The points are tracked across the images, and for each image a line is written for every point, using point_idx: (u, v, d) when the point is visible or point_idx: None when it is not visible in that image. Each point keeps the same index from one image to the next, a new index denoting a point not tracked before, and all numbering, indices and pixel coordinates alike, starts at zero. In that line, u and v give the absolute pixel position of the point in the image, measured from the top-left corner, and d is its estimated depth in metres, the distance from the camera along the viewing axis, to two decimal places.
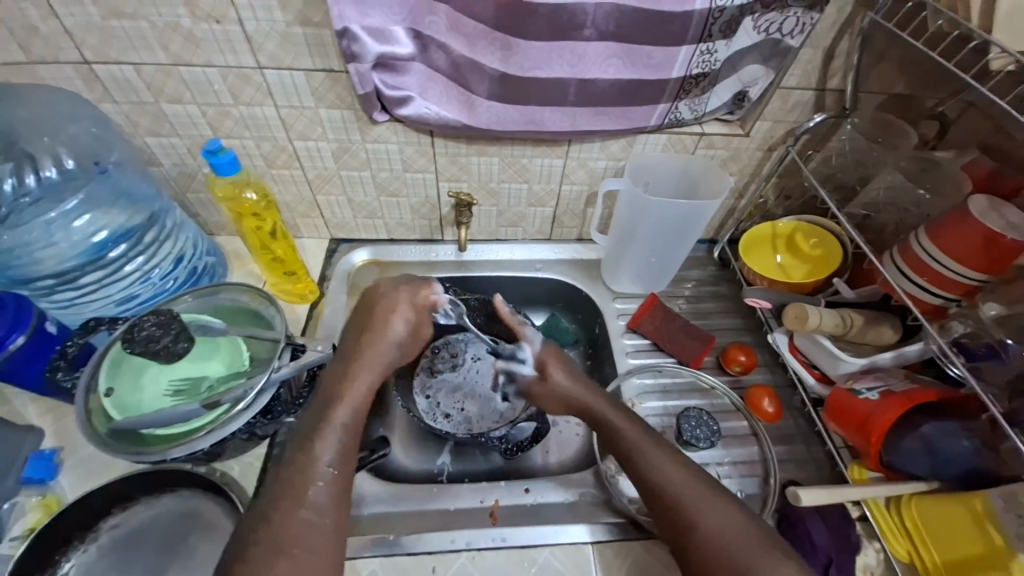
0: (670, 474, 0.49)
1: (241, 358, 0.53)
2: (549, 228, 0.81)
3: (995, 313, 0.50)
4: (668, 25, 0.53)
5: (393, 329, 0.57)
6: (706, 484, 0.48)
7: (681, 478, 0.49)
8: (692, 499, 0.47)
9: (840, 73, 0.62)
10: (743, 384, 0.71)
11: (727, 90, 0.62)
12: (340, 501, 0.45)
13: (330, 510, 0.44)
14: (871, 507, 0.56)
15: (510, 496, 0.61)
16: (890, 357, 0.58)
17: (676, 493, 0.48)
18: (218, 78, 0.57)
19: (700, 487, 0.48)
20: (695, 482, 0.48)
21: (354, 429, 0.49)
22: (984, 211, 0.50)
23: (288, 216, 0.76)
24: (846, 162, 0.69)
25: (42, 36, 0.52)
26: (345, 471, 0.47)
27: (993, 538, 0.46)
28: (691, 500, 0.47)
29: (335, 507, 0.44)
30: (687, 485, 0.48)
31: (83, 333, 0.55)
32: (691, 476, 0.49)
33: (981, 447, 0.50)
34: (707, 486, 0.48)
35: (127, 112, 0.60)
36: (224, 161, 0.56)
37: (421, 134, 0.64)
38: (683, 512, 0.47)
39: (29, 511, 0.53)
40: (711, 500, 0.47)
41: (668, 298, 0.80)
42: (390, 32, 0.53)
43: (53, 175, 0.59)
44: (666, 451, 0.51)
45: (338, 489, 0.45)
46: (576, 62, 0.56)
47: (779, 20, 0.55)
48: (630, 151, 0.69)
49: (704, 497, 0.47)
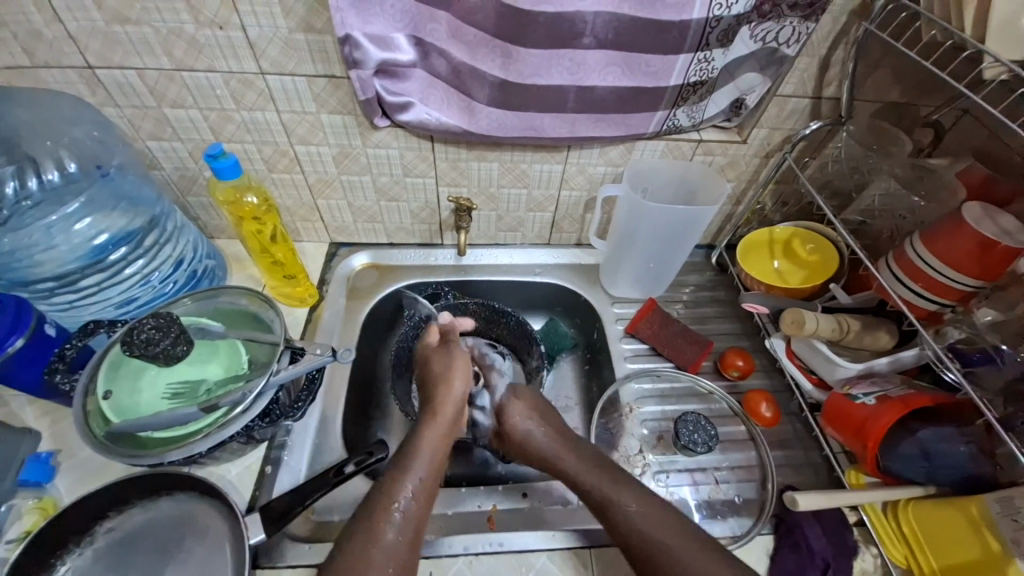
0: (633, 517, 0.49)
1: (240, 361, 0.54)
2: (548, 232, 0.81)
3: (990, 318, 0.50)
4: (667, 34, 0.54)
5: (454, 385, 0.59)
6: (670, 524, 0.48)
7: (642, 520, 0.49)
8: (655, 541, 0.47)
9: (835, 81, 0.63)
10: (740, 389, 0.71)
11: (725, 97, 0.63)
12: (416, 523, 0.47)
13: (407, 531, 0.46)
14: (867, 512, 0.56)
15: (508, 501, 0.61)
16: (886, 363, 0.58)
17: (642, 537, 0.48)
18: (220, 83, 0.57)
19: (660, 525, 0.48)
20: (657, 521, 0.48)
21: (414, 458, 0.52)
22: (978, 218, 0.50)
23: (288, 220, 0.77)
24: (841, 169, 0.69)
25: (46, 41, 0.52)
26: (424, 498, 0.49)
27: (989, 542, 0.46)
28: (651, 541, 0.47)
29: (414, 530, 0.46)
30: (650, 526, 0.48)
31: (82, 335, 0.54)
32: (651, 516, 0.49)
33: (976, 453, 0.50)
34: (671, 527, 0.48)
35: (129, 116, 0.60)
36: (225, 165, 0.56)
37: (421, 140, 0.64)
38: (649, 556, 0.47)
39: (25, 514, 0.53)
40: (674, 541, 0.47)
41: (666, 303, 0.80)
42: (392, 39, 0.53)
43: (55, 178, 0.59)
44: (628, 491, 0.51)
45: (417, 517, 0.47)
46: (576, 70, 0.56)
47: (775, 30, 0.56)
48: (628, 157, 0.69)
49: (664, 539, 0.47)
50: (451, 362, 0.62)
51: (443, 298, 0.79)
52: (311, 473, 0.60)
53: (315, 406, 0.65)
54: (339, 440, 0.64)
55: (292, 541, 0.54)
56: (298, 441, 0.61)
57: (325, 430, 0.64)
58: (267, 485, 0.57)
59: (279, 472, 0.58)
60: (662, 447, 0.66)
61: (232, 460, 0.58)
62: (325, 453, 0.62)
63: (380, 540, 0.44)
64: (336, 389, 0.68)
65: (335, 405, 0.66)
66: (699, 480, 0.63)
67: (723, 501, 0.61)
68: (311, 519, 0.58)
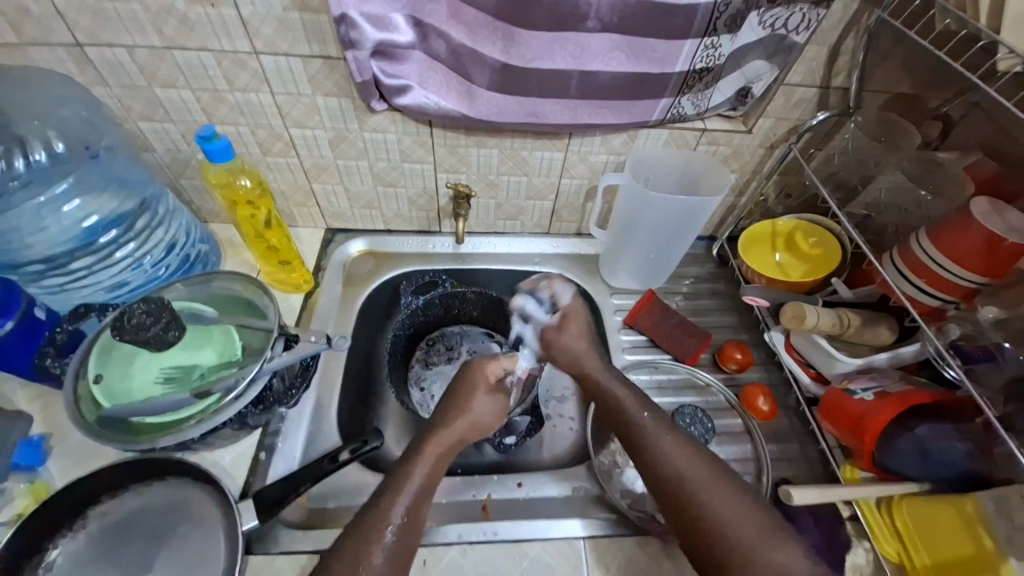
0: (680, 466, 0.49)
1: (234, 346, 0.53)
2: (548, 221, 0.80)
3: (994, 316, 0.50)
4: (673, 19, 0.52)
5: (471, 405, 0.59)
6: (720, 471, 0.49)
7: (691, 467, 0.49)
8: (706, 485, 0.48)
9: (844, 71, 0.61)
10: (738, 383, 0.71)
11: (730, 85, 0.61)
12: (410, 542, 0.47)
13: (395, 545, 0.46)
14: (860, 506, 0.55)
15: (502, 490, 0.61)
16: (885, 358, 0.58)
17: (685, 483, 0.48)
18: (213, 63, 0.56)
19: (713, 475, 0.49)
20: (699, 464, 0.49)
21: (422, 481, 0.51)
22: (986, 214, 0.49)
23: (283, 205, 0.75)
24: (847, 161, 0.69)
25: (33, 17, 0.50)
26: (416, 522, 0.48)
27: (983, 541, 0.47)
28: (698, 486, 0.48)
29: (402, 547, 0.46)
30: (697, 471, 0.49)
31: (73, 320, 0.54)
32: (698, 462, 0.50)
33: (973, 450, 0.50)
34: (720, 474, 0.49)
35: (118, 96, 0.59)
36: (218, 148, 0.55)
37: (420, 124, 0.63)
38: (691, 500, 0.47)
39: (18, 497, 0.53)
40: (722, 486, 0.48)
41: (665, 294, 0.80)
42: (389, 19, 0.51)
43: (43, 159, 0.58)
44: (677, 442, 0.51)
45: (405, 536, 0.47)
46: (579, 54, 0.55)
47: (785, 16, 0.54)
48: (631, 146, 0.68)
49: (716, 481, 0.48)
50: (482, 386, 0.62)
51: (440, 287, 0.77)
52: (305, 461, 0.59)
53: (310, 392, 0.64)
54: (334, 428, 0.63)
55: (285, 528, 0.54)
56: (292, 425, 0.61)
57: (320, 417, 0.63)
58: (260, 473, 0.57)
59: (273, 459, 0.58)
60: None
61: (225, 447, 0.58)
62: (319, 440, 0.62)
63: (369, 549, 0.45)
64: (331, 377, 0.67)
65: (331, 394, 0.66)
66: None
67: None
68: (304, 506, 0.58)
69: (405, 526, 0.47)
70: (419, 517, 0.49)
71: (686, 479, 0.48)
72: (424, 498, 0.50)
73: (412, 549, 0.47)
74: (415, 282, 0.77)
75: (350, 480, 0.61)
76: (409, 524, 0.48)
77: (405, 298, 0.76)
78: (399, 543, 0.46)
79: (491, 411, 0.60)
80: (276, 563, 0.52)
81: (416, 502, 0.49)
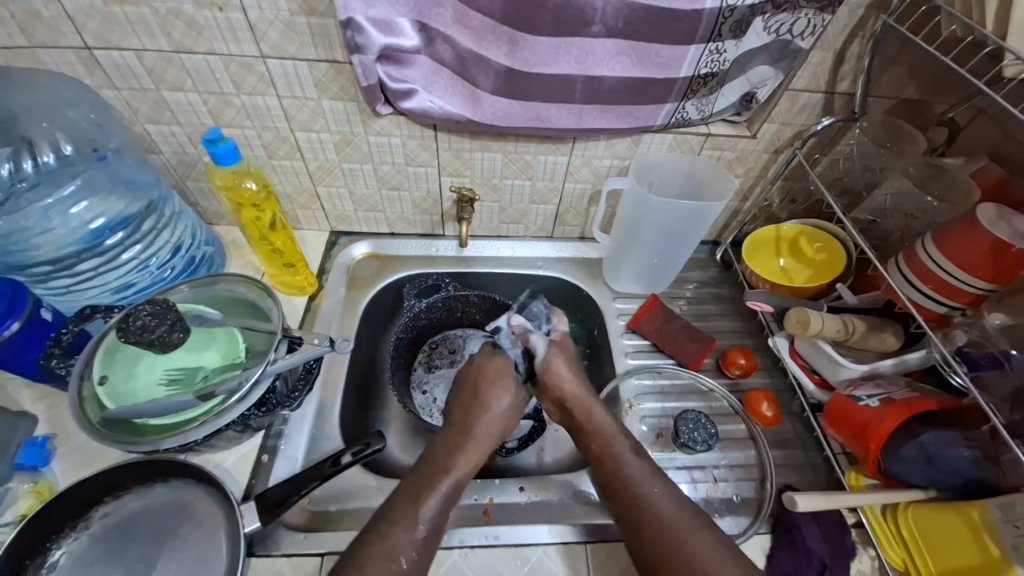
0: (664, 517, 0.48)
1: (237, 349, 0.53)
2: (551, 225, 0.80)
3: (999, 322, 0.49)
4: (678, 24, 0.53)
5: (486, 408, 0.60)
6: (703, 523, 0.47)
7: (678, 518, 0.47)
8: (690, 536, 0.46)
9: (849, 76, 0.61)
10: (742, 388, 0.70)
11: (735, 91, 0.61)
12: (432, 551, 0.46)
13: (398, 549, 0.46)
14: (866, 514, 0.55)
15: (504, 494, 0.61)
16: (891, 365, 0.58)
17: (666, 533, 0.46)
18: (220, 66, 0.56)
19: (695, 526, 0.47)
20: (654, 480, 0.51)
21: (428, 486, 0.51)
22: (992, 220, 0.49)
23: (288, 208, 0.76)
24: (852, 167, 0.68)
25: (43, 20, 0.51)
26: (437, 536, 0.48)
27: (990, 550, 0.46)
28: (679, 539, 0.46)
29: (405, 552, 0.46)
30: (681, 522, 0.47)
31: (79, 320, 0.54)
32: (682, 513, 0.48)
33: (979, 458, 0.49)
34: (701, 526, 0.47)
35: (127, 98, 0.59)
36: (224, 151, 0.55)
37: (424, 128, 0.63)
38: (673, 551, 0.45)
39: (20, 497, 0.53)
40: (703, 537, 0.46)
41: (668, 299, 0.80)
42: (395, 24, 0.52)
43: (51, 161, 0.58)
44: (661, 490, 0.50)
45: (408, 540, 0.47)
46: (583, 59, 0.55)
47: (790, 22, 0.54)
48: (635, 150, 0.68)
49: (698, 533, 0.46)
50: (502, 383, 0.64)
51: (443, 290, 0.78)
52: (308, 464, 0.59)
53: (314, 393, 0.65)
54: (336, 430, 0.63)
55: (287, 530, 0.54)
56: (294, 428, 0.61)
57: (322, 419, 0.63)
58: (263, 474, 0.57)
59: (276, 460, 0.58)
60: (662, 444, 0.65)
61: (228, 448, 0.58)
62: (322, 442, 0.62)
63: (360, 550, 0.45)
64: (335, 377, 0.67)
65: (333, 395, 0.66)
66: (697, 478, 0.62)
67: (721, 499, 0.61)
68: (307, 509, 0.58)
69: (430, 533, 0.47)
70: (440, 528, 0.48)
71: (668, 531, 0.46)
72: (449, 508, 0.50)
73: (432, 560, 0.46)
74: (418, 284, 0.78)
75: (353, 482, 0.61)
76: (432, 532, 0.47)
77: (409, 302, 0.76)
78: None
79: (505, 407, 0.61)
80: (278, 565, 0.52)
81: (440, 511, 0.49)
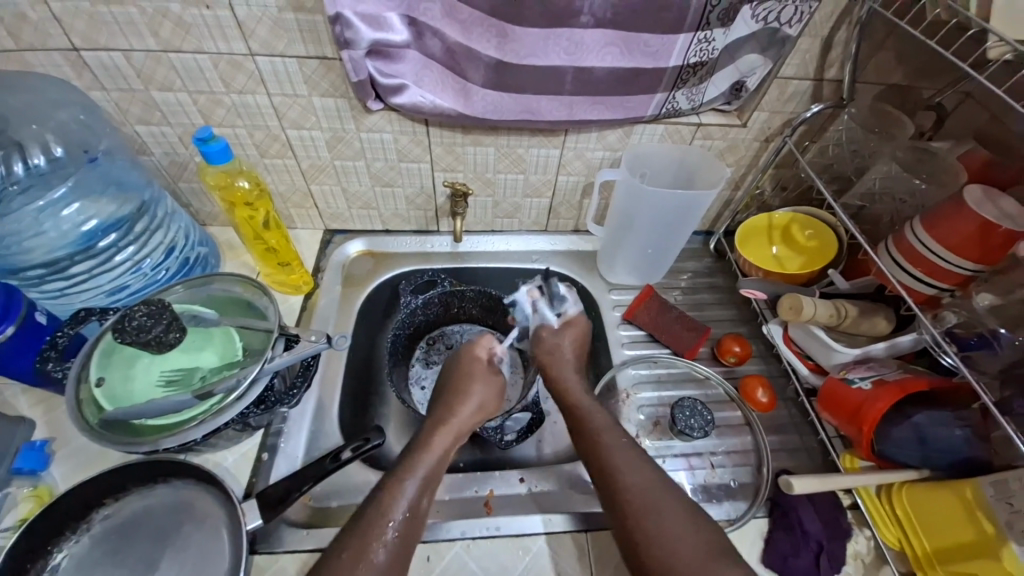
0: (638, 488, 0.50)
1: (234, 348, 0.53)
2: (545, 219, 0.81)
3: (988, 302, 0.50)
4: (666, 13, 0.53)
5: (469, 402, 0.61)
6: (675, 500, 0.49)
7: (648, 491, 0.50)
8: (662, 510, 0.48)
9: (837, 63, 0.61)
10: (736, 375, 0.71)
11: (724, 80, 0.62)
12: (411, 536, 0.48)
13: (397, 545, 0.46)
14: (861, 495, 0.56)
15: (505, 485, 0.61)
16: (882, 349, 0.58)
17: (639, 503, 0.49)
18: (209, 65, 0.56)
19: (668, 502, 0.49)
20: (629, 451, 0.54)
21: (428, 487, 0.51)
22: (979, 201, 0.50)
23: (281, 206, 0.76)
24: (842, 152, 0.69)
25: (30, 22, 0.51)
26: (419, 520, 0.49)
27: (984, 526, 0.47)
28: (651, 511, 0.48)
29: (404, 552, 0.46)
30: (653, 495, 0.49)
31: (74, 323, 0.53)
32: (658, 488, 0.50)
33: (970, 436, 0.50)
34: (671, 499, 0.49)
35: (115, 99, 0.59)
36: (215, 150, 0.55)
37: (416, 124, 0.63)
38: (645, 521, 0.48)
39: (21, 503, 0.52)
40: (673, 513, 0.48)
41: (663, 289, 0.80)
42: (384, 18, 0.51)
43: (41, 163, 0.58)
44: (638, 464, 0.52)
45: (407, 541, 0.47)
46: (573, 50, 0.55)
47: (777, 9, 0.55)
48: (627, 141, 0.68)
49: (668, 507, 0.49)
50: (480, 374, 0.65)
51: (439, 286, 0.77)
52: (309, 460, 0.60)
53: (312, 391, 0.65)
54: (335, 427, 0.63)
55: (290, 527, 0.55)
56: (294, 426, 0.61)
57: (321, 417, 0.63)
58: (264, 472, 0.57)
59: (276, 458, 0.58)
60: (659, 433, 0.65)
61: (228, 448, 0.58)
62: (321, 439, 0.62)
63: (368, 559, 0.44)
64: (334, 373, 0.68)
65: (332, 393, 0.66)
66: (694, 465, 0.63)
67: (719, 485, 0.61)
68: (309, 505, 0.58)
69: (408, 518, 0.48)
70: (420, 516, 0.49)
71: (639, 501, 0.49)
72: (424, 503, 0.50)
73: (412, 547, 0.47)
74: (414, 282, 0.76)
75: (353, 478, 0.61)
76: (411, 518, 0.48)
77: (404, 297, 0.75)
78: (401, 547, 0.46)
79: (491, 397, 0.63)
80: (281, 561, 0.52)
81: (418, 499, 0.50)
